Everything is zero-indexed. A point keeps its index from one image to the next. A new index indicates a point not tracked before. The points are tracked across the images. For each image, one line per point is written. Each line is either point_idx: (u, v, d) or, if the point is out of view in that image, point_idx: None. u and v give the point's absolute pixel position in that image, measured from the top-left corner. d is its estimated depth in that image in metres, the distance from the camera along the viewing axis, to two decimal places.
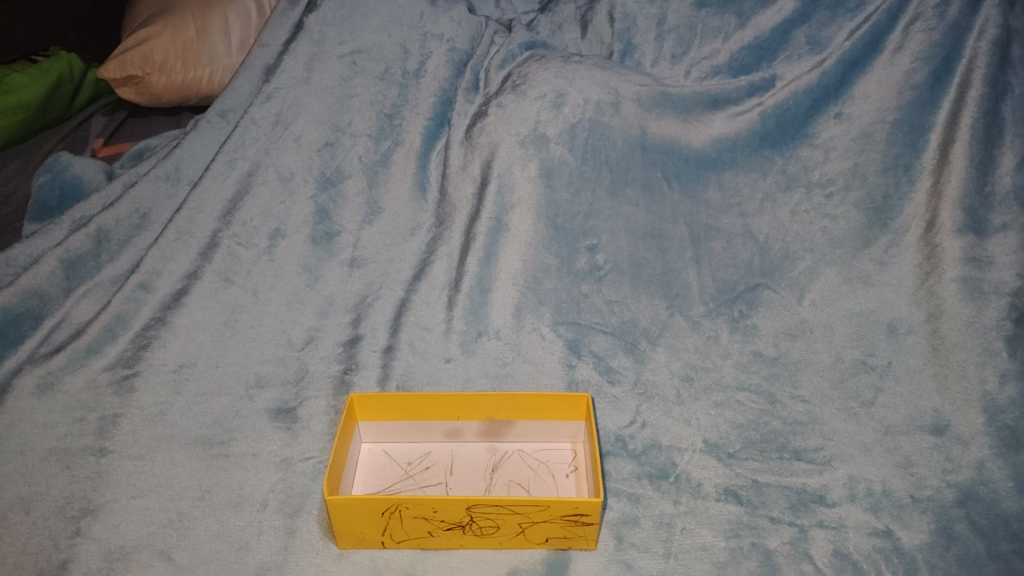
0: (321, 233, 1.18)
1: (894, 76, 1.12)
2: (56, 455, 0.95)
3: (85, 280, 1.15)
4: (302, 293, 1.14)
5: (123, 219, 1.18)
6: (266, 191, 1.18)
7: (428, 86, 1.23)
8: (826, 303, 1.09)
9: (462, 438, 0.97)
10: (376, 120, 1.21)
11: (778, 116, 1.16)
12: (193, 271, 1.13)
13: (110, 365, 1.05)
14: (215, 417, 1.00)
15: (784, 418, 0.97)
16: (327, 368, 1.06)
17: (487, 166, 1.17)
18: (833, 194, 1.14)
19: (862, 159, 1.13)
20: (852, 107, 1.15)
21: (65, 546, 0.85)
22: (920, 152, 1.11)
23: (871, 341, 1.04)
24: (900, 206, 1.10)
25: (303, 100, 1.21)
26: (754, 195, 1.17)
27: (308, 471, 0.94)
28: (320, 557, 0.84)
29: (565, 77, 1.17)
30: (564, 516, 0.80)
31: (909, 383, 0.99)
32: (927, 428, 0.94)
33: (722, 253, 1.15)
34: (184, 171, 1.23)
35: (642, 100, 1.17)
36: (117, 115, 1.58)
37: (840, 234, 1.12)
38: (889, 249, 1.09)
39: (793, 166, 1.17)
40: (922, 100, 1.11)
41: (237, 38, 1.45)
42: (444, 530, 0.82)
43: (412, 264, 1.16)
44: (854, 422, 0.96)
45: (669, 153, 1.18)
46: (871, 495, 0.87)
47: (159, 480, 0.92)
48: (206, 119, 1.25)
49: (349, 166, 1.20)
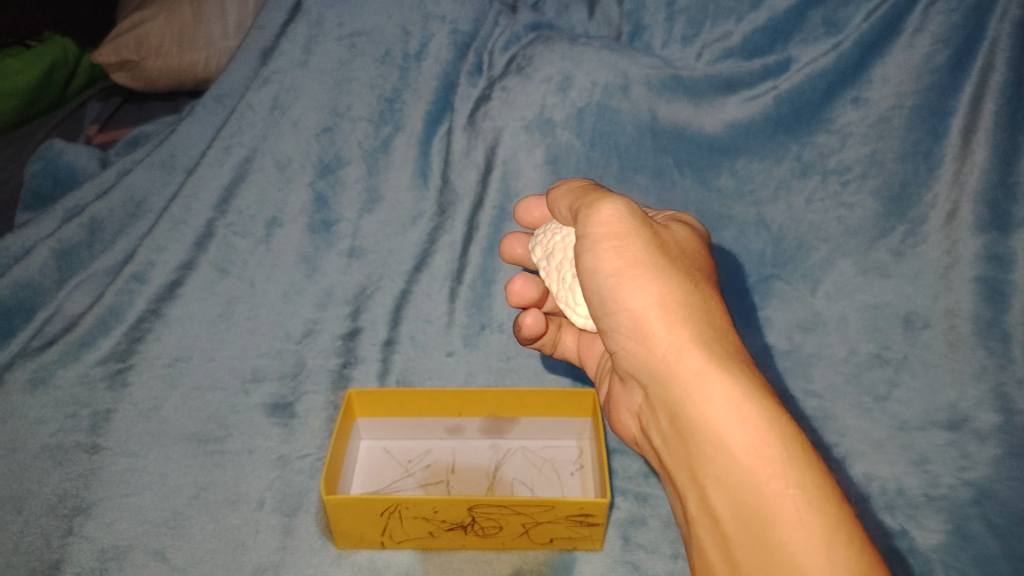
0: (320, 221, 1.14)
1: (913, 59, 1.05)
2: (48, 451, 0.92)
3: (79, 271, 1.13)
4: (300, 283, 1.11)
5: (117, 208, 1.14)
6: (263, 177, 1.14)
7: (430, 69, 1.16)
8: (840, 294, 1.06)
9: (464, 434, 0.94)
10: (376, 105, 1.16)
11: (793, 100, 1.10)
12: (188, 262, 1.10)
13: (103, 359, 1.03)
14: (210, 413, 0.98)
15: (796, 412, 0.98)
16: (325, 362, 1.04)
17: (490, 152, 1.16)
18: (849, 182, 1.09)
19: (880, 146, 1.08)
20: (870, 91, 1.08)
21: (58, 545, 0.83)
22: (941, 138, 1.04)
23: (886, 334, 1.02)
24: (919, 193, 1.05)
25: (301, 84, 1.15)
26: (767, 182, 1.13)
27: (306, 469, 0.91)
28: (318, 557, 0.82)
29: (571, 59, 1.12)
30: (569, 517, 0.77)
31: (924, 377, 0.97)
32: (942, 424, 0.92)
33: (733, 242, 1.13)
34: (180, 158, 1.18)
35: (652, 82, 1.12)
36: (113, 101, 1.55)
37: (855, 224, 1.08)
38: (907, 240, 1.05)
39: (808, 153, 1.11)
40: (942, 84, 1.04)
41: (235, 20, 1.39)
42: (445, 531, 0.80)
43: (413, 255, 1.13)
44: (867, 418, 0.95)
45: (681, 137, 1.14)
46: (885, 494, 0.87)
47: (153, 477, 0.90)
48: (202, 105, 1.18)
49: (348, 152, 1.16)
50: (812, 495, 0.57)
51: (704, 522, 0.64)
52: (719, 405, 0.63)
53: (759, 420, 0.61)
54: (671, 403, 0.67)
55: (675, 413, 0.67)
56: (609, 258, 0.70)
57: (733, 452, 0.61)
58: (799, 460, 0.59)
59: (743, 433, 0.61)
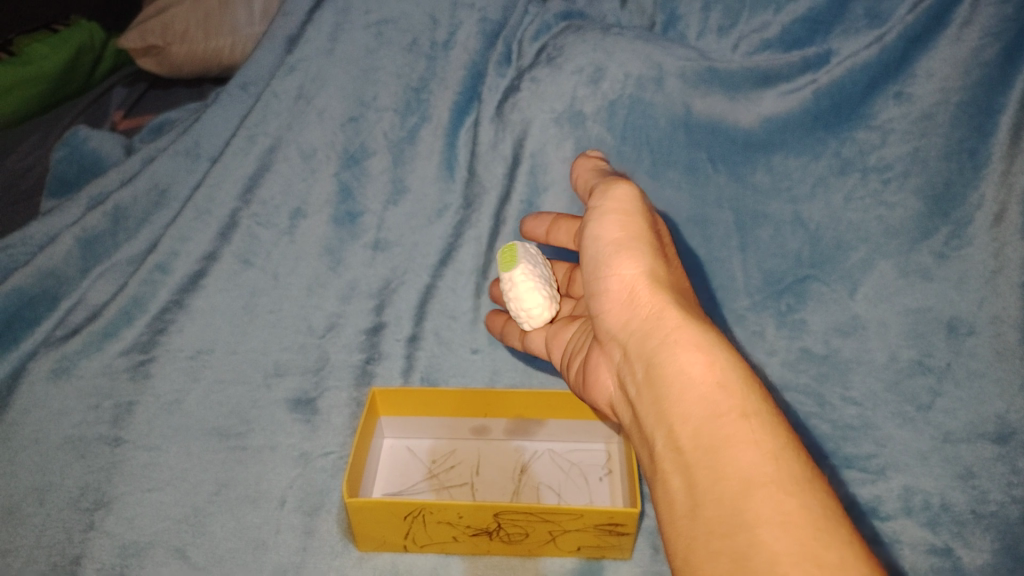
0: (344, 213, 1.12)
1: (960, 53, 1.01)
2: (70, 443, 0.92)
3: (102, 260, 1.12)
4: (324, 276, 1.09)
5: (141, 197, 1.13)
6: (287, 167, 1.12)
7: (458, 58, 1.14)
8: (880, 298, 1.01)
9: (489, 435, 0.92)
10: (402, 94, 1.13)
11: (833, 94, 1.06)
12: (213, 252, 1.08)
13: (126, 350, 1.02)
14: (232, 407, 0.96)
15: (833, 422, 0.94)
16: (349, 357, 1.02)
17: (519, 145, 1.13)
18: (891, 180, 1.05)
19: (923, 143, 1.03)
20: (914, 86, 1.04)
21: (78, 540, 0.82)
22: (988, 136, 1.01)
23: (929, 340, 0.97)
24: (964, 193, 1.02)
25: (326, 73, 1.13)
26: (805, 179, 1.09)
27: (328, 467, 0.89)
28: (339, 560, 0.80)
29: (604, 50, 1.09)
30: (597, 526, 0.74)
31: (970, 387, 0.93)
32: (990, 437, 0.89)
33: (769, 241, 1.09)
34: (204, 147, 1.16)
35: (687, 75, 1.08)
36: (138, 87, 1.53)
37: (896, 224, 1.04)
38: (950, 241, 1.01)
39: (848, 150, 1.07)
40: (991, 79, 1.00)
41: (260, 4, 1.36)
42: (469, 536, 0.78)
43: (439, 249, 1.11)
44: (910, 428, 0.91)
45: (715, 132, 1.10)
46: (928, 509, 0.84)
47: (174, 473, 0.89)
48: (227, 92, 1.17)
49: (374, 142, 1.14)
50: (765, 432, 0.57)
51: (664, 459, 0.61)
52: (690, 350, 0.64)
53: (726, 366, 0.62)
54: (647, 352, 0.67)
55: (649, 361, 0.66)
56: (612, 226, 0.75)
57: (701, 392, 0.61)
58: (761, 405, 0.60)
59: (707, 374, 0.62)
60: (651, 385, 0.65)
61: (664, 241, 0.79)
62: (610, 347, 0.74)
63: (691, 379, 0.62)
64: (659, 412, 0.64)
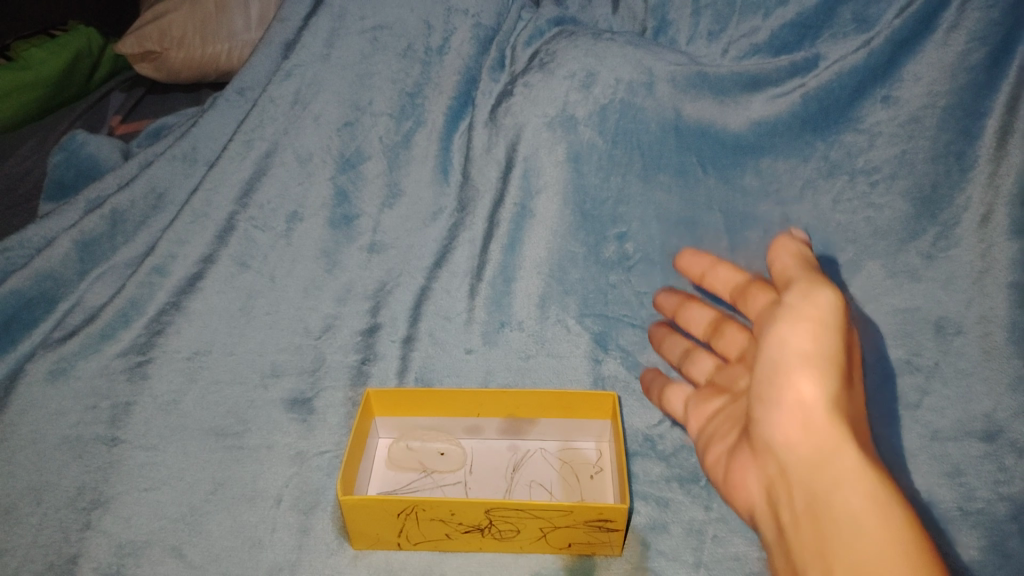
0: (340, 216, 1.14)
1: (947, 57, 1.03)
2: (68, 443, 0.93)
3: (100, 262, 1.13)
4: (319, 279, 1.11)
5: (139, 200, 1.15)
6: (284, 171, 1.14)
7: (452, 63, 1.18)
8: (869, 298, 1.03)
9: (482, 434, 0.93)
10: (398, 99, 1.16)
11: (821, 98, 1.08)
12: (209, 255, 1.10)
13: (124, 351, 1.03)
14: (229, 407, 0.97)
15: None
16: (344, 358, 1.03)
17: (512, 149, 1.12)
18: (878, 182, 1.07)
19: (910, 146, 1.05)
20: (901, 89, 1.07)
21: (76, 539, 0.83)
22: (975, 139, 1.01)
23: (917, 340, 0.97)
24: (951, 195, 1.02)
25: (322, 78, 1.16)
26: (793, 181, 1.11)
27: (324, 466, 0.91)
28: (334, 558, 0.81)
29: (595, 56, 1.12)
30: (588, 521, 0.75)
31: (957, 386, 0.93)
32: (977, 435, 0.88)
33: (760, 243, 1.09)
34: (201, 152, 1.20)
35: (677, 80, 1.11)
36: (135, 92, 1.55)
37: (884, 225, 1.06)
38: (938, 242, 1.02)
39: (836, 153, 1.10)
40: (978, 83, 1.01)
41: (257, 12, 1.39)
42: (462, 532, 0.79)
43: (433, 251, 1.12)
44: (898, 427, 0.91)
45: (705, 136, 1.12)
46: (916, 508, 0.83)
47: (171, 473, 0.90)
48: (225, 98, 1.22)
49: (369, 146, 1.16)
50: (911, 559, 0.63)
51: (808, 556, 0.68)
52: (848, 487, 0.69)
53: (888, 505, 0.67)
54: (815, 487, 0.71)
55: (815, 497, 0.71)
56: (805, 339, 0.75)
57: (854, 505, 0.68)
58: (908, 529, 0.66)
59: (864, 478, 0.69)
60: (764, 444, 0.77)
61: (852, 368, 0.81)
62: (767, 457, 0.77)
63: (847, 478, 0.70)
64: (818, 551, 0.68)
